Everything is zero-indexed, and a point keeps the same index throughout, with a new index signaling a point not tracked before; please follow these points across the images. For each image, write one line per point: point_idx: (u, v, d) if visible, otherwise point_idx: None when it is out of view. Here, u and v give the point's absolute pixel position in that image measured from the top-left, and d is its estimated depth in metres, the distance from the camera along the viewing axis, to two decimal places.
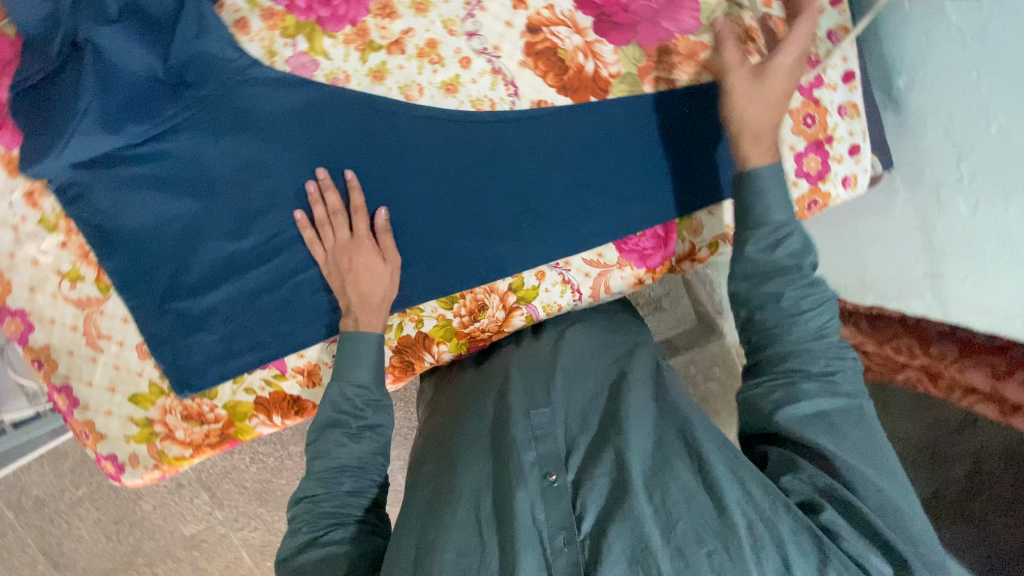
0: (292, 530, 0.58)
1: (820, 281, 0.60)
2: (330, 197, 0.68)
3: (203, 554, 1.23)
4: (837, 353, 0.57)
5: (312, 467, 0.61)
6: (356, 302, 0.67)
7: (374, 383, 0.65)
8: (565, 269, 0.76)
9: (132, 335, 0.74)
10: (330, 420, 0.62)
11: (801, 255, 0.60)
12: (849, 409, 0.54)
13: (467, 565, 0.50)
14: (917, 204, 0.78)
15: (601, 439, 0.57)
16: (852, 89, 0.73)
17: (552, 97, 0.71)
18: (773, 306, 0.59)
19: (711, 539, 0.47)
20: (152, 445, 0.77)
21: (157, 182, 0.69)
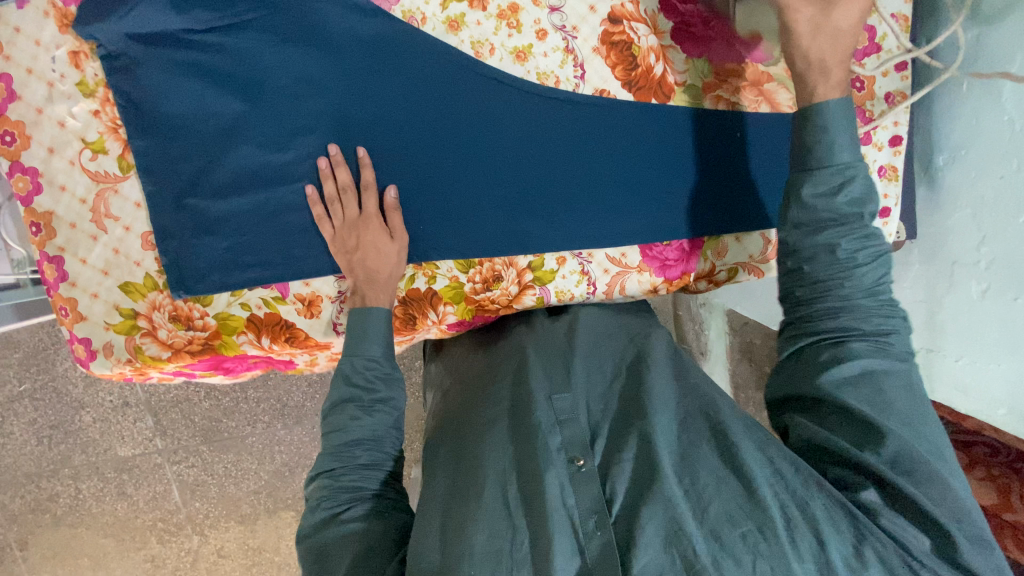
0: (313, 509, 0.60)
1: (877, 233, 0.58)
2: (341, 174, 0.69)
3: (132, 480, 1.17)
4: (888, 310, 0.58)
5: (327, 442, 0.62)
6: (364, 280, 0.69)
7: (385, 357, 0.66)
8: (587, 260, 0.77)
9: (139, 222, 0.72)
10: (344, 396, 0.64)
11: (863, 203, 0.58)
12: (897, 374, 0.55)
13: (500, 545, 0.52)
14: (928, 280, 0.80)
15: (624, 426, 0.60)
16: (896, 154, 0.75)
17: (616, 89, 0.72)
18: (832, 259, 0.58)
19: (744, 520, 0.50)
20: (131, 338, 0.75)
21: (210, 75, 0.67)
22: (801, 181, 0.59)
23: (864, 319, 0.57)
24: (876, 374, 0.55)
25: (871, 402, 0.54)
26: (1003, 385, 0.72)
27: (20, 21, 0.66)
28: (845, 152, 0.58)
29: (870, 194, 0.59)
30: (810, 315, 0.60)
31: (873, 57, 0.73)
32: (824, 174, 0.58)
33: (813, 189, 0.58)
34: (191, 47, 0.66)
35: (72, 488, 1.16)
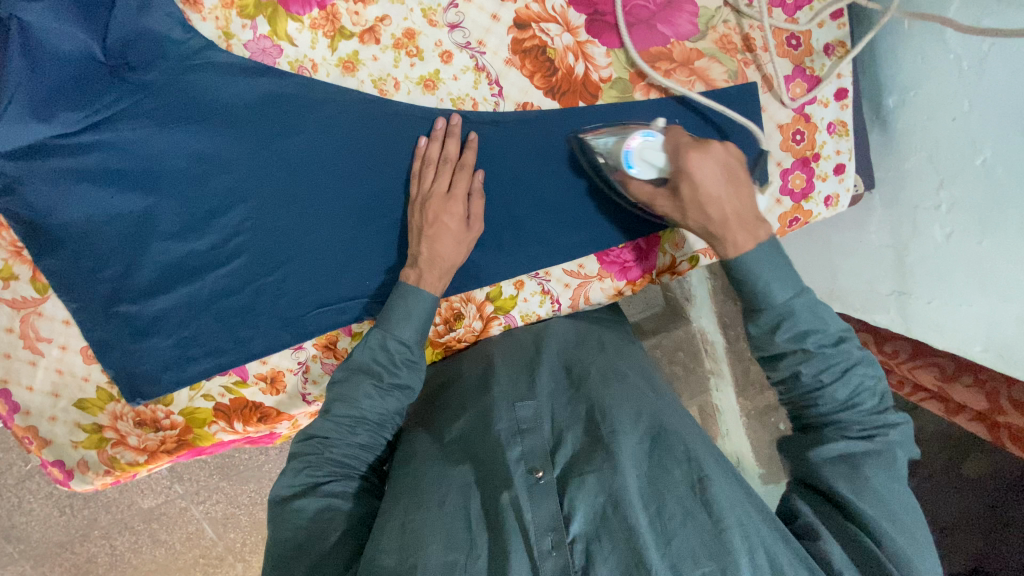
0: (290, 470, 0.56)
1: (850, 343, 0.52)
2: (450, 144, 0.63)
3: (163, 526, 1.19)
4: (877, 416, 0.51)
5: (332, 409, 0.58)
6: (425, 259, 0.61)
7: (417, 344, 0.61)
8: (545, 279, 0.74)
9: (75, 338, 0.69)
10: (365, 363, 0.59)
11: (827, 321, 0.52)
12: (885, 461, 0.49)
13: (455, 558, 0.49)
14: (892, 224, 0.78)
15: (592, 439, 0.56)
16: (843, 107, 0.72)
17: (539, 99, 0.66)
18: (796, 382, 0.53)
19: (707, 560, 0.47)
20: (103, 450, 0.73)
21: (96, 177, 0.62)
22: (749, 317, 0.54)
23: (843, 425, 0.51)
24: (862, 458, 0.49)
25: (853, 479, 0.49)
26: (980, 326, 0.72)
27: None
28: (787, 292, 0.52)
29: (828, 312, 0.52)
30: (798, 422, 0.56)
31: (806, 10, 0.68)
32: (768, 313, 0.52)
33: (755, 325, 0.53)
34: (68, 153, 0.61)
35: (107, 546, 1.17)
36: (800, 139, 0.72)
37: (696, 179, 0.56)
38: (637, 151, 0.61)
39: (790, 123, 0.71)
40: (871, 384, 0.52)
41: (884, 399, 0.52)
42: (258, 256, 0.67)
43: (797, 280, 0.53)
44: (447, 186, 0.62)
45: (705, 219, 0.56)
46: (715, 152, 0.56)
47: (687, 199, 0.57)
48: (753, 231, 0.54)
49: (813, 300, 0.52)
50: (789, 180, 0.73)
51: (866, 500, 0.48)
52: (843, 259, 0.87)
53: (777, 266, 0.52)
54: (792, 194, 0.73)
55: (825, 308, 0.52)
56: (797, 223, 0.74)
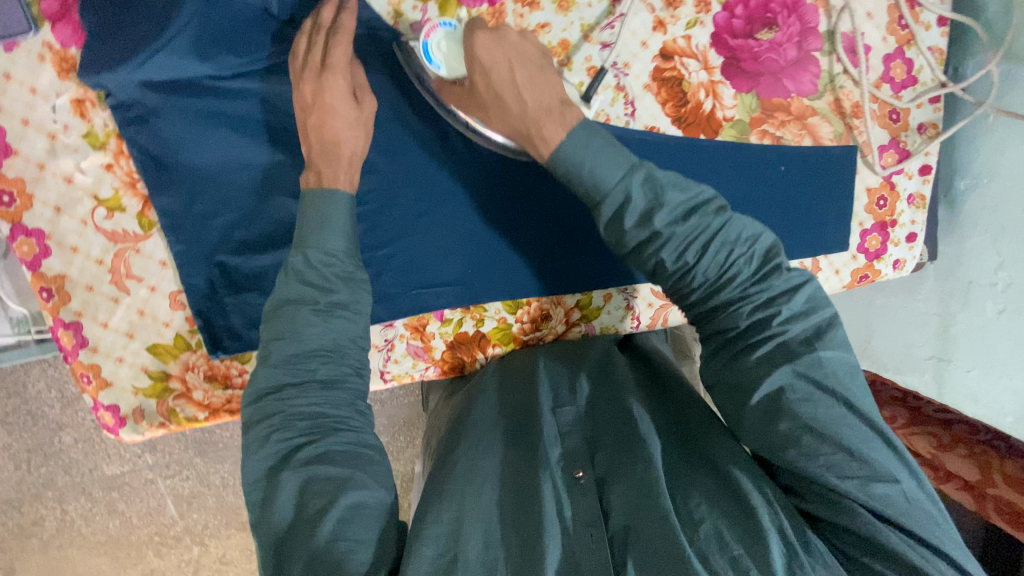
0: (256, 446, 0.51)
1: (704, 219, 0.55)
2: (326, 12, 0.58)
3: (123, 497, 1.12)
4: (747, 285, 0.55)
5: (273, 354, 0.53)
6: (317, 151, 0.58)
7: (345, 253, 0.58)
8: (632, 295, 0.78)
9: (166, 282, 0.67)
10: (296, 295, 0.55)
11: (667, 200, 0.56)
12: (812, 371, 0.51)
13: (495, 556, 0.49)
14: (943, 295, 0.85)
15: (626, 437, 0.58)
16: (924, 182, 0.78)
17: (664, 125, 0.70)
18: (666, 270, 0.57)
19: (737, 545, 0.47)
20: (163, 401, 0.70)
21: (235, 123, 0.62)
22: (599, 214, 0.58)
23: (736, 311, 0.54)
24: (788, 395, 0.50)
25: (810, 432, 0.49)
26: (1015, 398, 0.78)
27: (10, 64, 0.59)
28: (616, 174, 0.56)
29: (663, 184, 0.56)
30: (694, 315, 0.59)
31: (910, 89, 0.74)
32: (610, 203, 0.56)
33: (610, 217, 0.57)
34: (215, 94, 0.61)
35: (58, 510, 1.11)
36: (883, 204, 0.78)
37: (488, 67, 0.58)
38: (433, 44, 0.62)
39: (877, 188, 0.77)
40: (738, 247, 0.55)
41: (758, 261, 0.55)
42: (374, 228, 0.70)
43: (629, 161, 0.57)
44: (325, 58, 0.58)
45: (507, 110, 0.60)
46: (508, 41, 0.59)
47: (484, 93, 0.60)
48: (560, 118, 0.58)
49: (647, 176, 0.56)
50: (866, 240, 0.79)
51: (828, 468, 0.49)
52: (885, 321, 0.94)
53: (599, 153, 0.56)
54: (867, 253, 0.79)
55: (665, 180, 0.56)
56: (866, 280, 0.80)
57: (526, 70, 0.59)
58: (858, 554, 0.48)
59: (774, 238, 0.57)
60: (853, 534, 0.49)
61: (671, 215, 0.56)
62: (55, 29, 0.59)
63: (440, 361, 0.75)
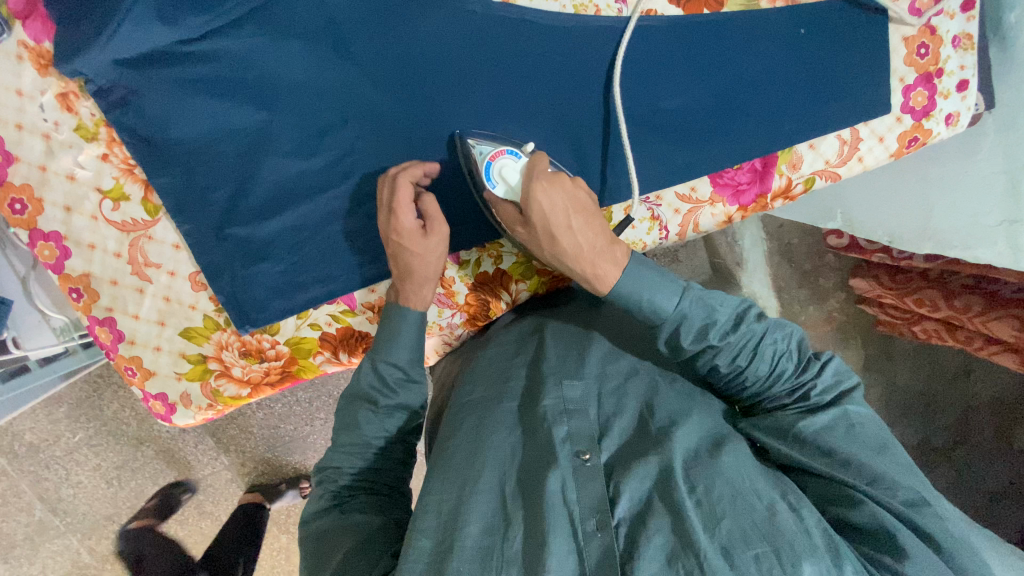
0: (314, 501, 0.60)
1: (745, 322, 0.58)
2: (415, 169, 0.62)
3: (209, 497, 1.17)
4: (792, 375, 0.58)
5: (337, 439, 0.61)
6: (402, 279, 0.62)
7: (410, 364, 0.62)
8: (655, 204, 0.72)
9: (184, 265, 0.67)
10: (362, 394, 0.61)
11: (710, 309, 0.58)
12: (839, 419, 0.54)
13: (491, 541, 0.49)
14: (1006, 148, 0.79)
15: (640, 430, 0.57)
16: (969, 19, 0.70)
17: (663, 7, 0.66)
18: (717, 373, 0.59)
19: (758, 541, 0.46)
20: (206, 383, 0.72)
21: (213, 87, 0.60)
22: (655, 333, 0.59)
23: (775, 397, 0.59)
24: (826, 433, 0.53)
25: (835, 461, 0.51)
26: None
27: None
28: (673, 298, 0.57)
29: (714, 301, 0.58)
30: (737, 399, 0.62)
31: None
32: (670, 325, 0.57)
33: (665, 335, 0.58)
34: (187, 61, 0.59)
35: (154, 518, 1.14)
36: (924, 53, 0.70)
37: (544, 210, 0.56)
38: (497, 166, 0.60)
39: (916, 36, 0.69)
40: (780, 347, 0.58)
41: (797, 354, 0.59)
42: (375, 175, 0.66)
43: (680, 282, 0.58)
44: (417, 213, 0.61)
45: (558, 250, 0.57)
46: (564, 186, 0.56)
47: (538, 227, 0.57)
48: (613, 258, 0.57)
49: (699, 296, 0.58)
50: (911, 97, 0.71)
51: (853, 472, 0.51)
52: (943, 194, 0.87)
53: (654, 283, 0.57)
54: (913, 112, 0.71)
55: (712, 298, 0.58)
56: (916, 144, 0.73)
57: (583, 217, 0.57)
58: (868, 551, 0.48)
59: (800, 330, 0.61)
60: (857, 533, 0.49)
61: (721, 330, 0.58)
62: (26, 26, 0.59)
63: (466, 305, 0.73)
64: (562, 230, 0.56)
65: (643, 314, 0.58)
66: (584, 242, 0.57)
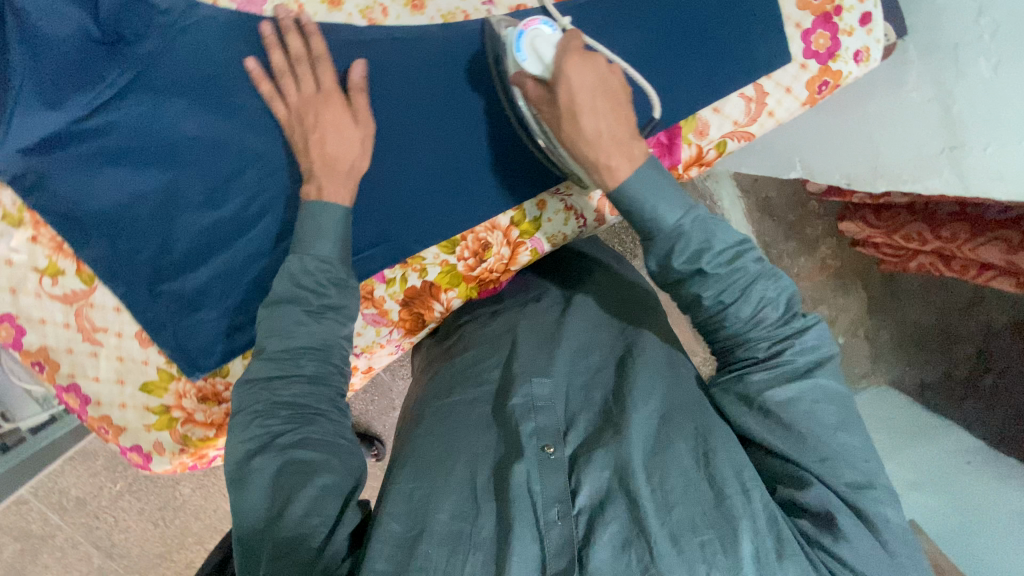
0: (243, 423, 0.57)
1: (743, 267, 0.56)
2: (291, 40, 0.60)
3: None
4: (776, 332, 0.57)
5: (265, 348, 0.58)
6: (320, 166, 0.61)
7: (339, 261, 0.61)
8: (566, 194, 0.73)
9: (128, 324, 0.71)
10: (288, 296, 0.59)
11: (710, 235, 0.57)
12: (807, 388, 0.54)
13: (461, 527, 0.53)
14: (933, 74, 0.75)
15: (603, 419, 0.60)
16: None
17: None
18: (700, 307, 0.58)
19: (705, 529, 0.49)
20: (174, 431, 0.76)
21: (112, 159, 0.63)
22: (649, 248, 0.59)
23: (753, 345, 0.58)
24: (794, 405, 0.53)
25: (786, 437, 0.53)
26: None
27: None
28: (675, 213, 0.57)
29: (714, 226, 0.56)
30: (714, 342, 0.62)
31: None
32: (664, 242, 0.57)
33: (659, 260, 0.58)
34: (86, 138, 0.61)
35: (203, 550, 1.14)
36: None
37: (570, 83, 0.58)
38: (533, 34, 0.60)
39: None
40: (771, 295, 0.57)
41: (785, 307, 0.58)
42: (286, 213, 0.68)
43: (686, 201, 0.58)
44: (315, 86, 0.61)
45: (580, 131, 0.60)
46: (598, 66, 0.59)
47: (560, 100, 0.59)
48: (630, 154, 0.58)
49: (698, 219, 0.57)
50: (812, 41, 0.69)
51: (808, 453, 0.52)
52: (885, 131, 0.84)
53: (660, 192, 0.58)
54: (818, 56, 0.69)
55: (717, 224, 0.57)
56: (828, 88, 0.70)
57: (609, 103, 0.60)
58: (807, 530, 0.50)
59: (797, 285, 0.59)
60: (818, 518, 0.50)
61: (717, 259, 0.56)
62: None
63: (400, 321, 0.75)
64: (585, 115, 0.59)
65: (638, 226, 0.59)
66: (596, 121, 0.59)
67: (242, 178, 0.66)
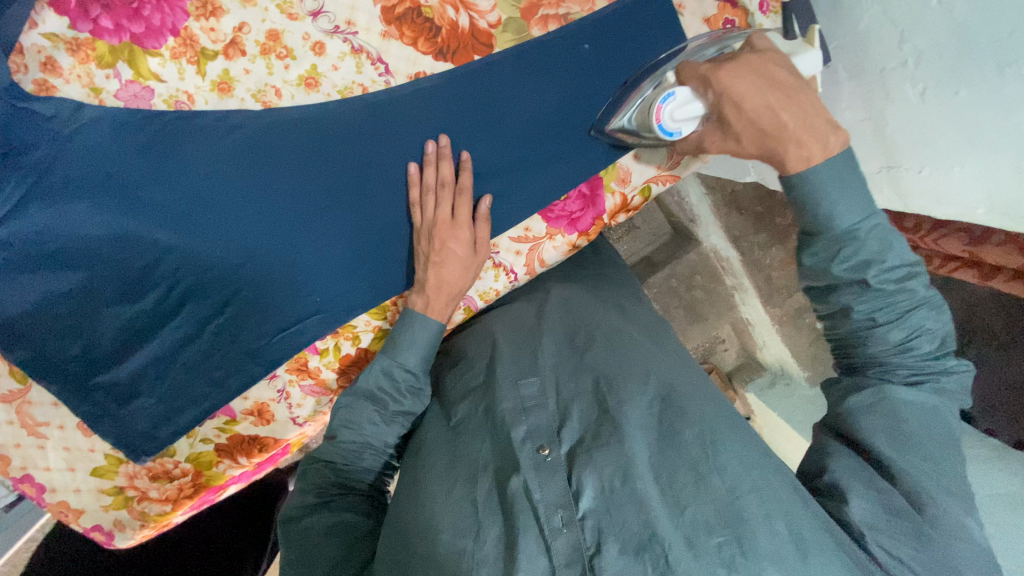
0: (304, 490, 0.62)
1: (912, 289, 0.51)
2: (443, 166, 0.63)
3: None
4: (926, 363, 0.52)
5: (339, 437, 0.64)
6: (432, 286, 0.64)
7: (422, 371, 0.64)
8: (494, 252, 0.71)
9: (69, 416, 0.72)
10: (369, 393, 0.63)
11: (885, 251, 0.50)
12: (931, 413, 0.51)
13: (464, 544, 0.51)
14: (864, 95, 0.71)
15: (598, 414, 0.56)
16: None
17: (430, 66, 0.64)
18: (847, 319, 0.54)
19: (721, 530, 0.47)
20: (132, 508, 0.75)
21: (23, 264, 0.62)
22: (810, 242, 0.54)
23: (890, 370, 0.53)
24: (903, 409, 0.51)
25: (882, 426, 0.51)
26: (978, 187, 0.63)
27: None
28: (856, 215, 0.50)
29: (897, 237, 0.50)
30: (843, 354, 0.58)
31: None
32: (828, 244, 0.52)
33: (816, 260, 0.53)
34: None
35: None
36: (731, 28, 0.67)
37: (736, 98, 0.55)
38: (666, 120, 0.60)
39: (718, 13, 0.67)
40: (931, 327, 0.51)
41: (943, 341, 0.52)
42: (210, 297, 0.67)
43: (869, 202, 0.51)
44: (449, 212, 0.64)
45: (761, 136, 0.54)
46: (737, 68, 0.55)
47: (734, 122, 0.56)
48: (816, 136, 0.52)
49: (883, 226, 0.51)
50: None
51: (906, 449, 0.50)
52: None
53: (845, 187, 0.50)
54: None
55: (896, 240, 0.51)
56: None
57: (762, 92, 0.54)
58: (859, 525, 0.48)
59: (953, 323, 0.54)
60: (866, 514, 0.48)
61: (887, 274, 0.51)
62: None
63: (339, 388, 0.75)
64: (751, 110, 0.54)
65: (802, 221, 0.53)
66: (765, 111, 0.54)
67: (157, 267, 0.65)
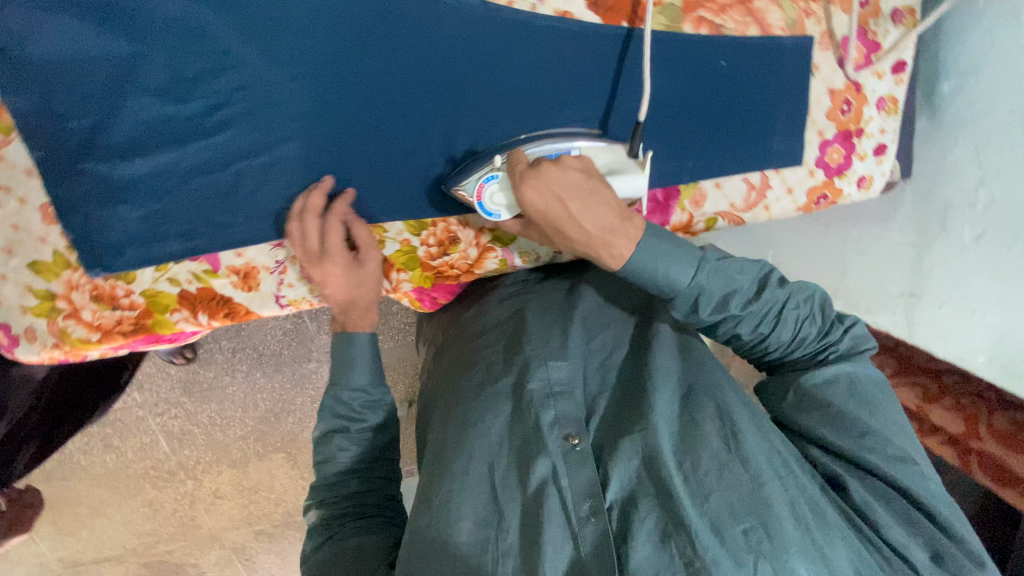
0: (314, 532, 0.61)
1: (773, 293, 0.57)
2: (313, 198, 0.61)
3: (117, 432, 1.02)
4: (819, 346, 0.58)
5: (319, 473, 0.63)
6: (342, 309, 0.64)
7: (372, 384, 0.64)
8: None
9: (36, 193, 0.61)
10: (331, 428, 0.63)
11: (732, 283, 0.56)
12: (851, 393, 0.55)
13: (488, 534, 0.51)
14: (918, 221, 0.76)
15: (626, 405, 0.57)
16: (898, 82, 0.69)
17: (580, 10, 0.63)
18: (739, 341, 0.59)
19: (744, 515, 0.47)
20: (54, 321, 0.64)
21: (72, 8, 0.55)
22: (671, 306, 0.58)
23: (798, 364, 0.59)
24: (825, 392, 0.56)
25: (816, 417, 0.55)
26: (989, 336, 0.70)
27: None
28: (690, 271, 0.55)
29: (731, 270, 0.56)
30: (754, 357, 0.62)
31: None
32: (684, 300, 0.56)
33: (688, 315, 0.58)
34: None
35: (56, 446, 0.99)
36: (847, 109, 0.70)
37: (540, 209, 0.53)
38: (487, 200, 0.59)
39: (841, 90, 0.69)
40: (804, 312, 0.57)
41: (820, 317, 0.58)
42: (256, 129, 0.62)
43: (693, 254, 0.55)
44: (318, 243, 0.61)
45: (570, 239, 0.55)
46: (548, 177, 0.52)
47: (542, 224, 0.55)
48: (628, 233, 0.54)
49: (714, 267, 0.56)
50: (827, 152, 0.71)
51: (856, 435, 0.53)
52: (857, 255, 0.84)
53: (671, 256, 0.54)
54: (828, 167, 0.71)
55: (731, 267, 0.57)
56: (825, 202, 0.72)
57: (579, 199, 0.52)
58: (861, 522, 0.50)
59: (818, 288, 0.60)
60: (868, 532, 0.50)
61: (744, 297, 0.57)
62: None
63: None
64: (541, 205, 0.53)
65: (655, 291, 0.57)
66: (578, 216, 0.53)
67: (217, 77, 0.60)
